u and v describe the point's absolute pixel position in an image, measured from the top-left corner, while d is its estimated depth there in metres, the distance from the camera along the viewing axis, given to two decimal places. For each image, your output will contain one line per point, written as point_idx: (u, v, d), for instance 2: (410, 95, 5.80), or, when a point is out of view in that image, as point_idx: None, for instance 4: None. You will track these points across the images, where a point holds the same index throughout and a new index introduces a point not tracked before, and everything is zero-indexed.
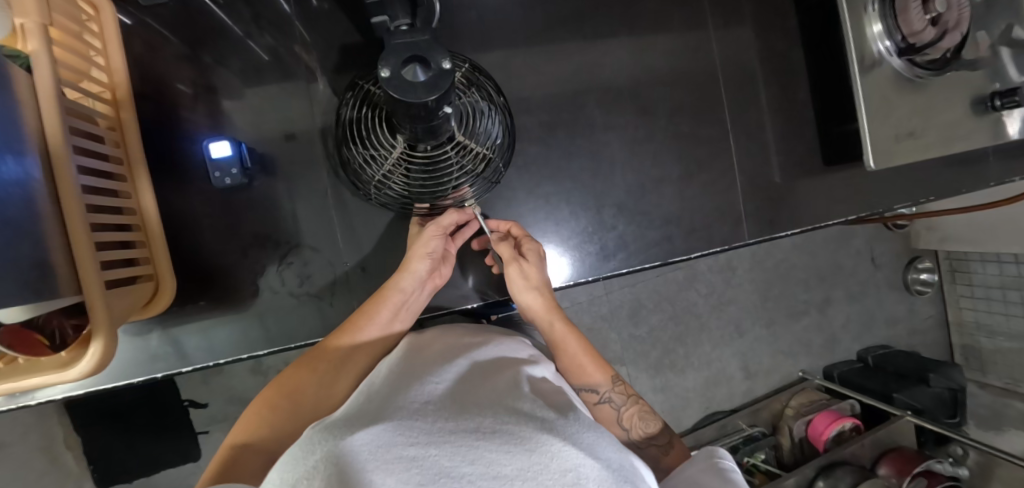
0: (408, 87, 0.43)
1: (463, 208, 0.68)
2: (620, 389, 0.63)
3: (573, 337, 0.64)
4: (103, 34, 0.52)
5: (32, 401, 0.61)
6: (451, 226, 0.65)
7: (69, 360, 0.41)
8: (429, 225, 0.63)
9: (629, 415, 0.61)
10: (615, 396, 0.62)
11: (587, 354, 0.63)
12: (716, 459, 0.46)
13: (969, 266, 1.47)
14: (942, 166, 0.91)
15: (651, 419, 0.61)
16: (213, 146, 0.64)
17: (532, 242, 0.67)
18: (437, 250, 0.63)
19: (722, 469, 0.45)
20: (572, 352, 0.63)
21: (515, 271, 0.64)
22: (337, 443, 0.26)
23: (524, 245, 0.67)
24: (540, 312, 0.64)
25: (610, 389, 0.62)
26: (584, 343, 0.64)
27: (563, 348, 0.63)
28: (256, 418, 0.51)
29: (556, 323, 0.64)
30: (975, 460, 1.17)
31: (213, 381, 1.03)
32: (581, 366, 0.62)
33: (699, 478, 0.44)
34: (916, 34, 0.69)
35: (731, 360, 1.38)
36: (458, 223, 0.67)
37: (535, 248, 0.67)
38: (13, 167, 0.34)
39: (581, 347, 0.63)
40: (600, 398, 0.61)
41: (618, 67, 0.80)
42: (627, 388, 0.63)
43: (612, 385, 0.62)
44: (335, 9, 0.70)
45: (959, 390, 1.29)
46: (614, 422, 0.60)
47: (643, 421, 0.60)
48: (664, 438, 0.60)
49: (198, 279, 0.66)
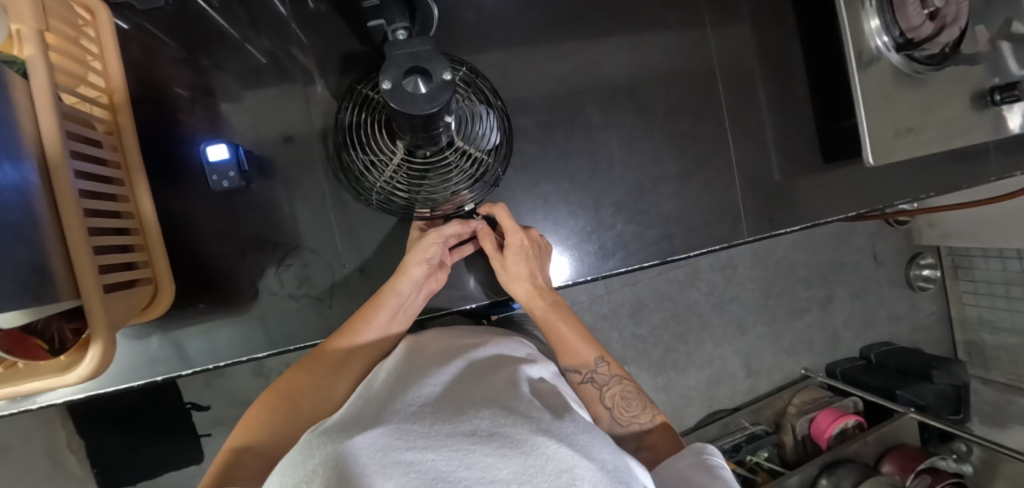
0: (410, 100, 0.43)
1: (468, 222, 0.69)
2: (606, 368, 0.61)
3: (563, 320, 0.66)
4: (100, 38, 0.52)
5: (34, 405, 0.61)
6: (452, 237, 0.66)
7: (68, 363, 0.41)
8: (430, 233, 0.63)
9: (612, 395, 0.59)
10: (599, 377, 0.61)
11: (574, 332, 0.65)
12: (705, 455, 0.46)
13: (971, 261, 1.46)
14: (942, 162, 0.90)
15: (636, 400, 0.59)
16: (210, 150, 0.63)
17: (516, 231, 0.66)
18: (436, 256, 0.64)
19: (711, 465, 0.44)
20: (561, 334, 0.65)
21: (496, 266, 0.68)
22: (335, 449, 0.26)
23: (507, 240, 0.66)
24: (524, 296, 0.67)
25: (595, 369, 0.61)
26: (572, 323, 0.66)
27: (552, 327, 0.65)
28: (255, 419, 0.51)
29: (540, 305, 0.66)
30: (980, 457, 1.15)
31: (216, 384, 1.03)
32: (570, 346, 0.63)
33: (689, 474, 0.44)
34: (914, 29, 0.69)
35: (734, 358, 1.38)
36: (461, 235, 0.67)
37: (518, 240, 0.66)
38: (11, 173, 0.34)
39: (567, 327, 0.65)
40: (583, 378, 0.61)
41: (616, 66, 0.80)
42: (615, 368, 0.62)
43: (598, 366, 0.62)
44: (331, 11, 0.70)
45: (963, 386, 1.27)
46: (597, 402, 0.59)
47: (626, 401, 0.59)
48: (646, 417, 0.58)
49: (197, 281, 0.66)
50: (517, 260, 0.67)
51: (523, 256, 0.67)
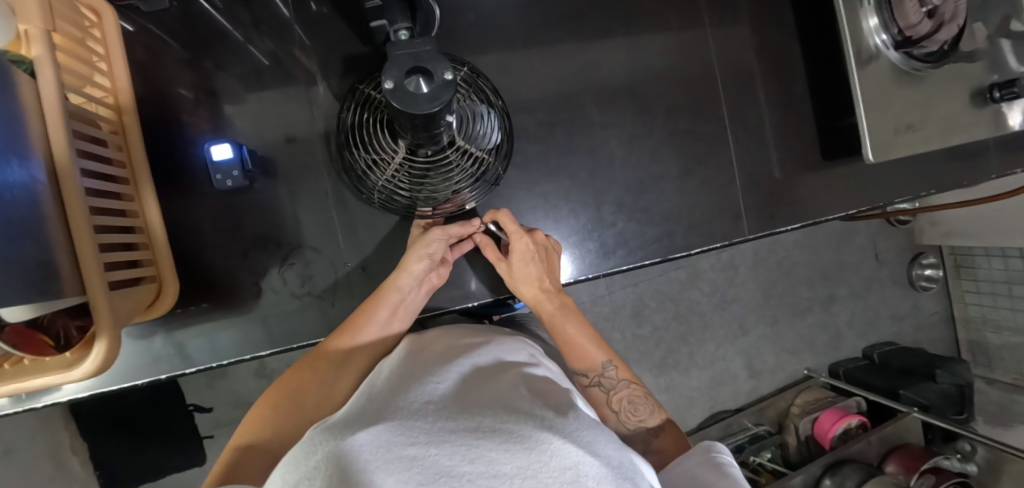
0: (411, 99, 0.44)
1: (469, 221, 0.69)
2: (614, 372, 0.61)
3: (573, 324, 0.65)
4: (106, 39, 0.52)
5: (38, 403, 0.61)
6: (456, 236, 0.66)
7: (75, 360, 0.41)
8: (435, 230, 0.64)
9: (620, 399, 0.60)
10: (607, 381, 0.61)
11: (583, 335, 0.64)
12: (713, 454, 0.45)
13: (973, 261, 1.46)
14: (943, 160, 0.90)
15: (643, 404, 0.59)
16: (214, 149, 0.64)
17: (520, 236, 0.65)
18: (439, 252, 0.64)
19: (719, 463, 0.44)
20: (571, 335, 0.64)
21: (503, 271, 0.68)
22: (337, 445, 0.26)
23: (513, 244, 0.66)
24: (532, 298, 0.67)
25: (603, 373, 0.61)
26: (583, 326, 0.65)
27: (561, 332, 0.65)
28: (258, 418, 0.51)
29: (551, 308, 0.66)
30: (983, 457, 1.14)
31: (219, 385, 1.04)
32: (580, 350, 0.63)
33: (697, 473, 0.44)
34: (912, 27, 0.70)
35: (736, 358, 1.37)
36: (462, 236, 0.68)
37: (523, 243, 0.66)
38: (19, 171, 0.35)
39: (578, 330, 0.65)
40: (591, 382, 0.61)
41: (616, 66, 0.81)
42: (624, 372, 0.62)
43: (605, 370, 0.62)
44: (333, 14, 0.71)
45: (966, 385, 1.27)
46: (603, 405, 0.60)
47: (633, 405, 0.59)
48: (654, 420, 0.58)
49: (200, 281, 0.67)
50: (525, 262, 0.67)
51: (531, 259, 0.67)
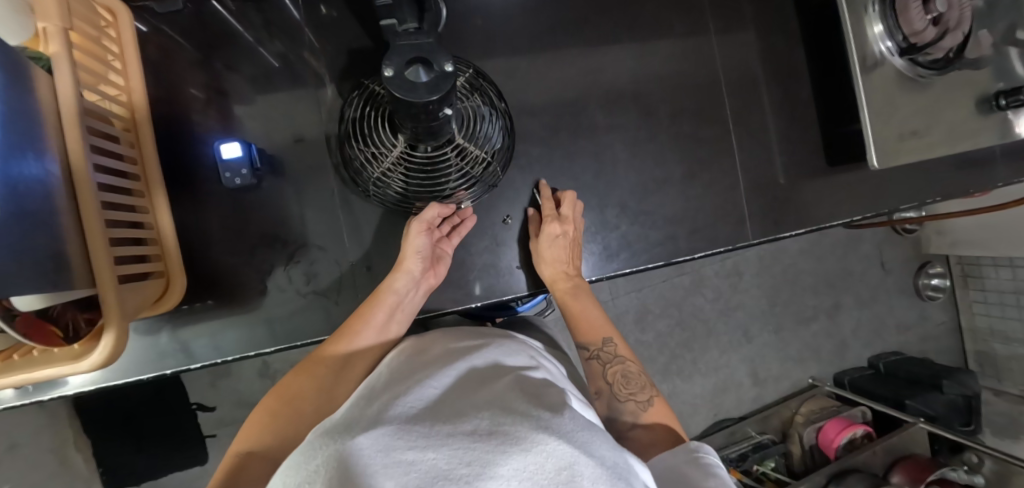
0: (410, 87, 0.45)
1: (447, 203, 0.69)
2: (613, 348, 0.63)
3: (583, 301, 0.68)
4: (120, 38, 0.53)
5: (46, 395, 0.62)
6: (435, 220, 0.66)
7: (82, 351, 0.42)
8: (413, 223, 0.65)
9: (614, 371, 0.60)
10: (604, 355, 0.63)
11: (591, 312, 0.67)
12: (699, 454, 0.45)
13: (981, 271, 1.44)
14: (948, 168, 0.90)
15: (635, 378, 0.60)
16: (224, 147, 0.66)
17: (552, 221, 0.69)
18: (425, 248, 0.64)
19: (704, 463, 0.44)
20: (580, 309, 0.68)
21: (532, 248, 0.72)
22: (338, 449, 0.26)
23: (545, 225, 0.70)
24: (550, 275, 0.70)
25: (602, 348, 0.63)
26: (590, 303, 0.68)
27: (571, 308, 0.68)
28: (256, 426, 0.50)
29: (565, 284, 0.70)
30: (991, 469, 1.12)
31: (222, 383, 1.05)
32: (585, 324, 0.66)
33: (682, 470, 0.44)
34: (918, 34, 0.69)
35: (740, 365, 1.36)
36: (442, 217, 0.68)
37: (556, 228, 0.69)
38: (34, 166, 0.36)
39: (587, 305, 0.68)
40: (590, 355, 0.63)
41: (621, 71, 0.81)
42: (622, 349, 0.63)
43: (604, 345, 0.63)
44: (343, 16, 0.72)
45: (975, 396, 1.26)
46: (600, 377, 0.61)
47: (625, 379, 0.60)
48: (644, 395, 0.58)
49: (206, 278, 0.67)
50: (552, 246, 0.69)
51: (557, 243, 0.70)
